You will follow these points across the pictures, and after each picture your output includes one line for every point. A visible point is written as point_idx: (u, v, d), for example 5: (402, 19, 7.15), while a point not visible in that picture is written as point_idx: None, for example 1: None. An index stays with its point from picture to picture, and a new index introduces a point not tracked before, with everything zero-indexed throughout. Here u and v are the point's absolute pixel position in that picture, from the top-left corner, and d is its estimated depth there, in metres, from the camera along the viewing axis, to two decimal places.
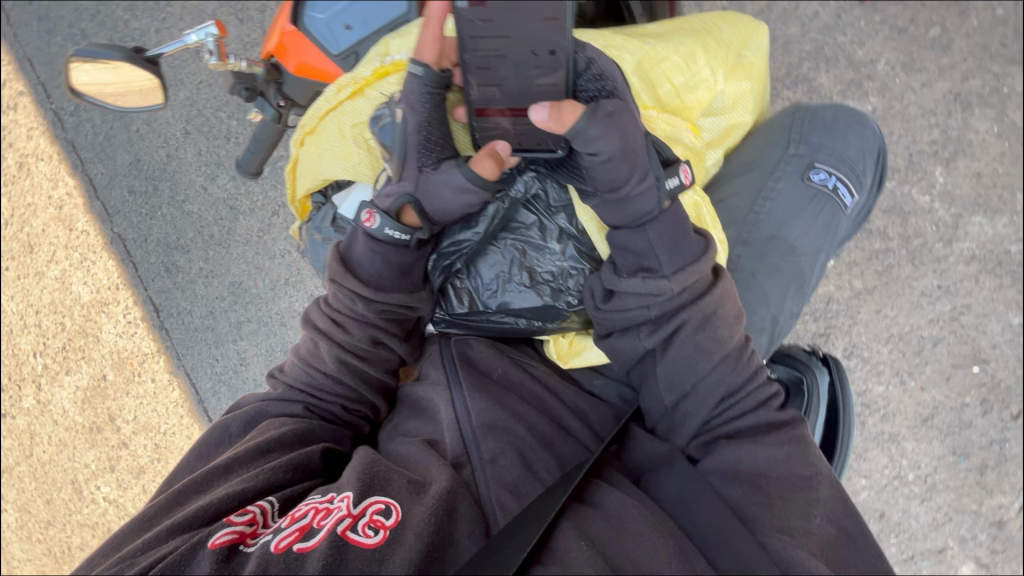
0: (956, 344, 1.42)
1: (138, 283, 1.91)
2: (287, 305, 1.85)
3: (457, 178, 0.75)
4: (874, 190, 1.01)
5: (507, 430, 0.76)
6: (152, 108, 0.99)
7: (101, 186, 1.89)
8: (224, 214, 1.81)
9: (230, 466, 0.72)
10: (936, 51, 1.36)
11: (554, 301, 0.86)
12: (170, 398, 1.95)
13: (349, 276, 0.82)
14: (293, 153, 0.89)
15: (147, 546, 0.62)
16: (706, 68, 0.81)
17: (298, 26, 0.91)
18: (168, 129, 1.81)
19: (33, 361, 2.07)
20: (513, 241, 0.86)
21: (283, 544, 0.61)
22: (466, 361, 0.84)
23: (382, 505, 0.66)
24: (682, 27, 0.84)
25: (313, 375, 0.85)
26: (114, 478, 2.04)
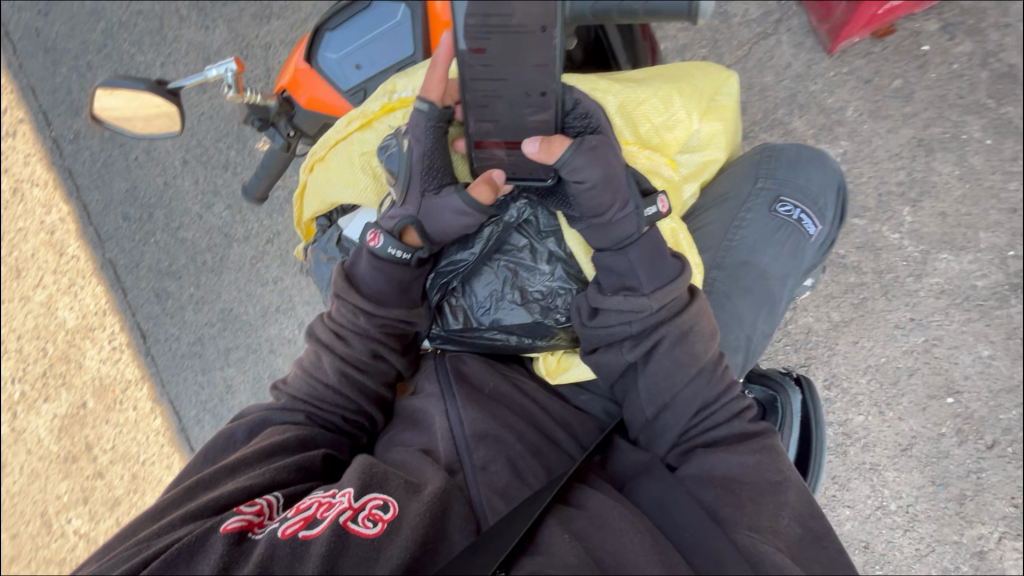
0: (930, 375, 1.47)
1: (126, 308, 1.92)
2: (276, 332, 1.81)
3: (455, 202, 0.80)
4: (836, 223, 1.03)
5: (497, 438, 0.79)
6: (164, 136, 1.04)
7: (95, 212, 1.92)
8: (217, 241, 1.82)
9: (237, 466, 0.75)
10: (899, 100, 1.46)
11: (543, 318, 0.89)
12: (152, 426, 1.92)
13: (352, 291, 0.86)
14: (303, 179, 0.96)
15: (163, 531, 0.66)
16: (682, 110, 0.88)
17: (312, 65, 0.97)
18: (167, 158, 1.84)
19: (12, 388, 2.09)
20: (505, 262, 0.90)
21: (289, 531, 0.64)
22: (459, 375, 0.88)
23: (381, 500, 0.69)
24: (660, 73, 0.92)
25: (314, 386, 0.87)
26: (86, 511, 2.01)
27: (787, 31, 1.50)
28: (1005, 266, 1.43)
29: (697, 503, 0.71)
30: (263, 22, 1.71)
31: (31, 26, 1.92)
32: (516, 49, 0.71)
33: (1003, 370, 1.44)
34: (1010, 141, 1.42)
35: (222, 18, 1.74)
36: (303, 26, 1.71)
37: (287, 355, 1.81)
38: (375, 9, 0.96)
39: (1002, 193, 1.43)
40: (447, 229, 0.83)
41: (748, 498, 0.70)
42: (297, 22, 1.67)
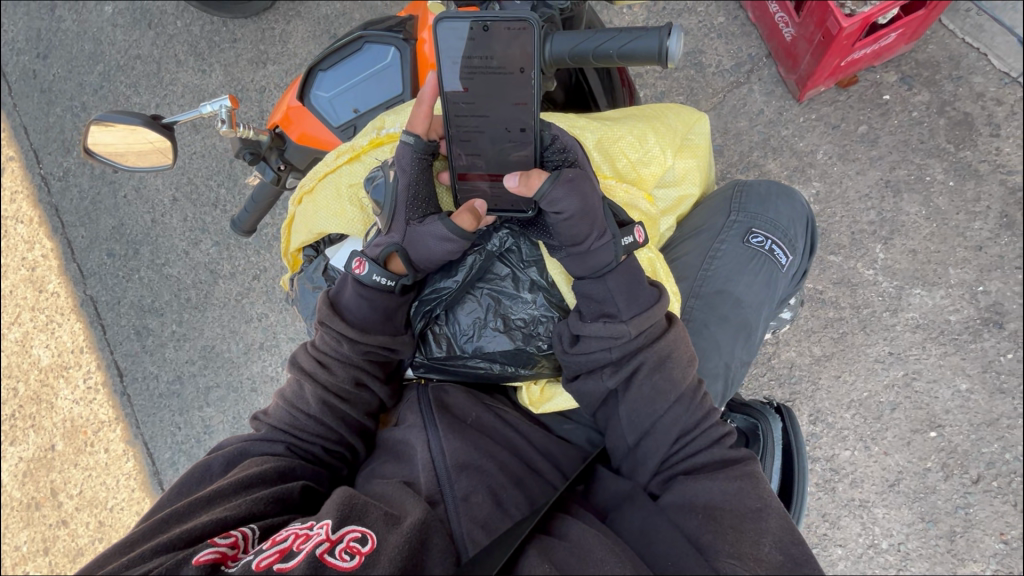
0: (912, 409, 1.48)
1: (104, 345, 1.88)
2: (259, 369, 1.79)
3: (439, 229, 0.82)
4: (806, 254, 1.07)
5: (479, 468, 0.78)
6: (158, 170, 1.05)
7: (79, 249, 1.91)
8: (203, 277, 1.81)
9: (212, 498, 0.73)
10: (865, 144, 1.54)
11: (525, 345, 0.90)
12: (123, 469, 1.85)
13: (337, 318, 0.86)
14: (292, 212, 0.98)
15: (132, 563, 0.63)
16: (657, 147, 0.92)
17: (304, 103, 0.99)
18: (156, 196, 1.85)
19: None
20: (487, 291, 0.91)
21: (264, 564, 0.62)
22: (441, 405, 0.87)
23: (359, 533, 0.67)
24: (634, 113, 0.97)
25: (295, 415, 0.86)
26: (46, 563, 1.90)
27: (759, 81, 1.60)
28: (976, 301, 1.48)
29: (680, 532, 0.70)
30: (259, 67, 1.78)
31: (29, 69, 1.96)
32: (498, 86, 0.77)
33: (982, 404, 1.46)
34: (971, 183, 1.50)
35: (219, 62, 1.81)
36: (299, 70, 1.77)
37: (268, 394, 1.77)
38: (367, 51, 0.99)
39: (967, 232, 1.49)
40: (429, 251, 0.84)
41: (728, 526, 0.69)
42: (292, 67, 1.74)
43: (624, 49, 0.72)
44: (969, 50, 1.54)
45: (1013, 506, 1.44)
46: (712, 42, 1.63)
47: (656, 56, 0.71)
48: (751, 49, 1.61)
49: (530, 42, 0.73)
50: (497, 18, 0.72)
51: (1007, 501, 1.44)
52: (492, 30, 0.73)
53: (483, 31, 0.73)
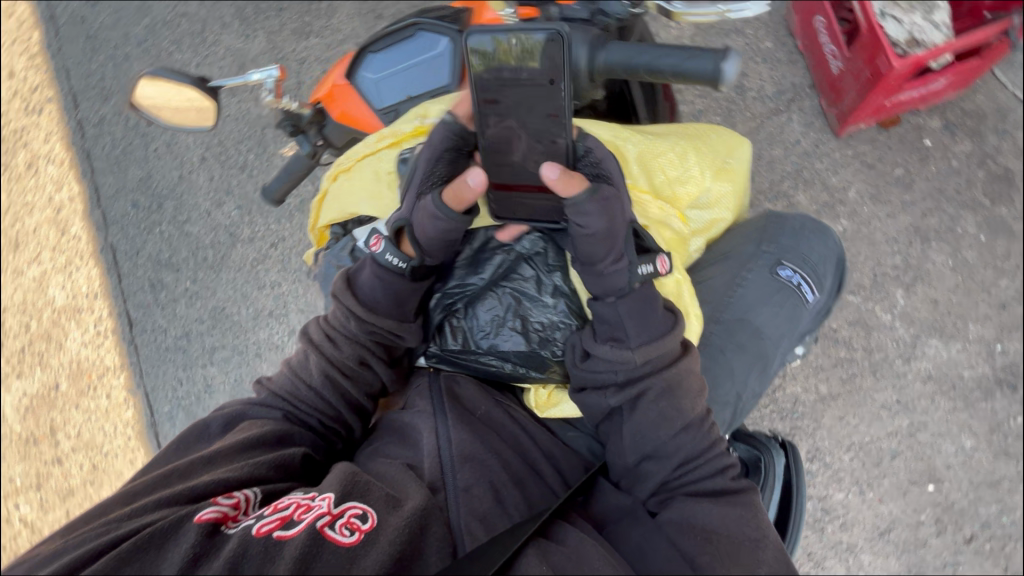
0: (913, 460, 1.46)
1: (118, 294, 1.90)
2: (264, 336, 1.81)
3: (447, 215, 0.81)
4: (832, 292, 1.07)
5: (483, 462, 0.78)
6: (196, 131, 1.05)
7: (105, 196, 1.94)
8: (221, 239, 1.84)
9: (214, 458, 0.74)
10: (899, 187, 1.52)
11: (540, 348, 0.89)
12: (122, 416, 1.88)
13: (349, 293, 0.87)
14: (325, 187, 0.98)
15: (135, 513, 0.65)
16: (696, 167, 0.91)
17: (351, 82, 1.00)
18: (186, 153, 1.90)
19: None
20: (510, 290, 0.90)
21: (264, 529, 0.64)
22: (452, 395, 0.88)
23: (360, 510, 0.69)
24: (675, 131, 0.96)
25: (297, 385, 0.87)
26: (37, 497, 1.94)
27: (798, 111, 1.58)
28: (992, 359, 1.46)
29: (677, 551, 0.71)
30: (302, 38, 1.79)
31: (78, 14, 2.00)
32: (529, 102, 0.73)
33: (985, 463, 1.45)
34: (1002, 240, 1.49)
35: (263, 29, 1.83)
36: (339, 46, 1.78)
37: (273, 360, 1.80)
38: (419, 39, 0.98)
39: (992, 288, 1.48)
40: (433, 236, 0.83)
41: (725, 553, 0.69)
42: (334, 42, 1.75)
43: (679, 67, 0.63)
44: (1017, 105, 1.54)
45: (1003, 570, 1.42)
46: (756, 66, 1.62)
47: (709, 80, 0.62)
48: (794, 78, 1.60)
49: (557, 52, 0.68)
50: (529, 29, 0.67)
51: (997, 564, 1.42)
52: (525, 43, 0.68)
53: (512, 43, 0.69)
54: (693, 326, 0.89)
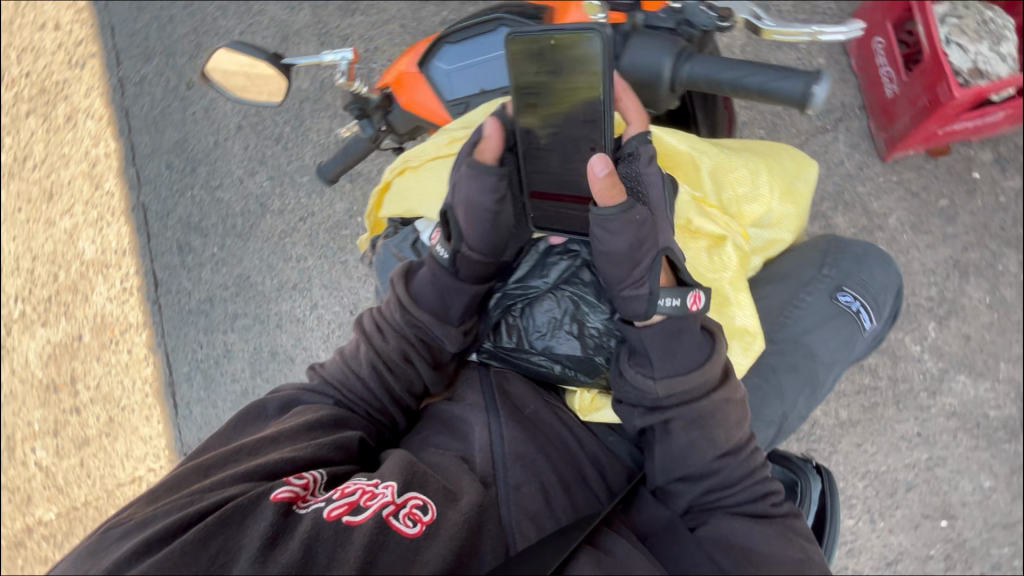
0: (928, 494, 1.46)
1: (146, 254, 1.93)
2: (287, 308, 1.83)
3: (488, 184, 0.81)
4: (890, 322, 1.07)
5: (534, 463, 0.79)
6: (270, 106, 1.06)
7: (141, 155, 1.96)
8: (252, 208, 1.86)
9: (279, 437, 0.77)
10: (942, 219, 1.50)
11: (594, 354, 0.90)
12: (141, 373, 1.91)
13: (400, 282, 0.89)
14: (389, 179, 1.01)
15: (215, 486, 0.69)
16: (766, 186, 0.91)
17: (422, 70, 0.95)
18: (224, 119, 1.90)
19: (11, 305, 2.05)
20: (569, 293, 0.91)
21: (334, 514, 0.66)
22: (504, 392, 0.89)
23: (421, 501, 0.70)
24: (748, 148, 0.95)
25: (348, 373, 0.89)
26: (54, 443, 1.97)
27: (845, 131, 1.54)
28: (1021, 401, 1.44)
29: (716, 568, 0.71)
30: (347, 15, 1.79)
31: None
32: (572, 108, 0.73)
33: (1001, 505, 1.43)
34: None
35: (308, 2, 1.83)
36: (383, 26, 1.78)
37: (293, 333, 1.81)
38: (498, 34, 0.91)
39: None
40: (473, 205, 0.83)
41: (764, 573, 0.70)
42: (379, 22, 1.75)
43: (766, 85, 0.66)
44: None
45: None
46: None
47: (798, 99, 0.65)
48: (845, 97, 1.56)
49: (596, 54, 0.67)
50: (563, 30, 0.66)
51: None
52: (558, 45, 0.67)
53: (551, 46, 0.68)
54: (756, 344, 0.86)
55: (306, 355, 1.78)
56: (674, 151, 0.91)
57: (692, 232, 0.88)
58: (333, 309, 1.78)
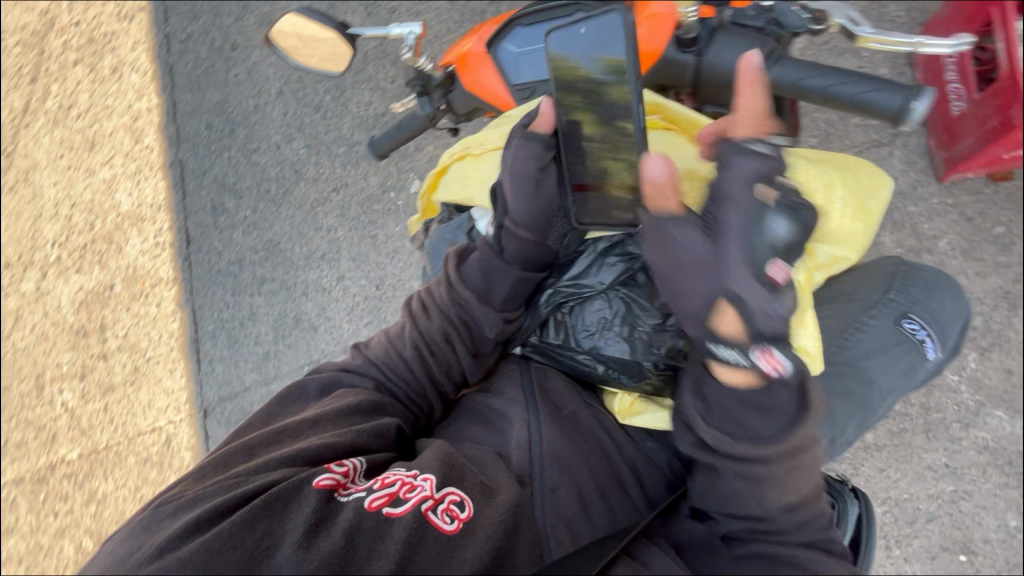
0: (950, 527, 1.42)
1: (180, 211, 1.96)
2: (314, 277, 1.84)
3: (533, 151, 0.83)
4: (952, 353, 1.03)
5: (571, 466, 0.80)
6: (325, 75, 1.05)
7: (182, 113, 1.98)
8: (286, 174, 1.87)
9: (319, 420, 0.78)
10: (996, 247, 1.43)
11: (643, 358, 0.86)
12: (168, 327, 1.94)
13: (451, 260, 0.91)
14: (446, 166, 1.04)
15: (259, 469, 0.71)
16: (841, 201, 0.85)
17: (490, 51, 0.91)
18: (265, 83, 1.90)
19: (48, 250, 2.09)
20: (623, 294, 0.89)
21: (375, 505, 0.69)
22: (545, 391, 0.88)
23: (458, 497, 0.72)
24: (829, 162, 0.89)
25: (390, 354, 0.90)
26: (80, 386, 2.00)
27: (902, 147, 1.48)
28: None
29: None
30: None
31: None
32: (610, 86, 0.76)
33: None
34: None
35: None
36: None
37: (318, 302, 1.82)
38: None
39: None
40: (516, 171, 0.84)
41: None
42: None
43: (863, 97, 0.74)
44: None
45: None
46: None
47: (893, 114, 0.73)
48: None
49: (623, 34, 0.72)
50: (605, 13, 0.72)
51: None
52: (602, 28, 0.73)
53: (582, 32, 0.74)
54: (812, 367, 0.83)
55: (329, 326, 1.79)
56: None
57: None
58: (359, 282, 1.78)
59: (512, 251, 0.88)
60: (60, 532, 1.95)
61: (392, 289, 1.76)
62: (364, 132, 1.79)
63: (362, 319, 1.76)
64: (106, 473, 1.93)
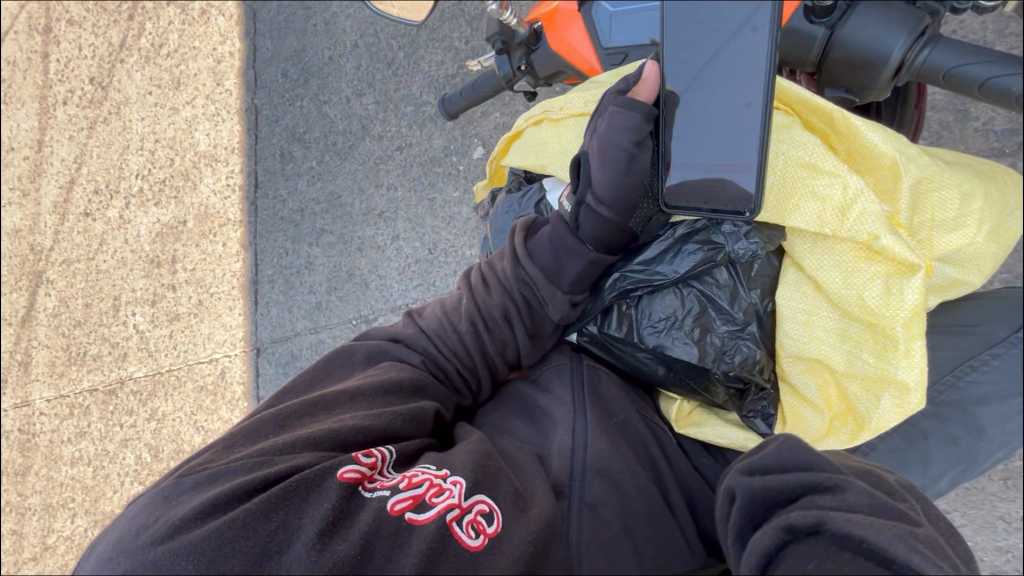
0: None
1: (251, 155, 2.01)
2: (370, 234, 1.84)
3: (631, 121, 0.76)
4: None
5: (618, 482, 0.72)
6: (403, 24, 1.02)
7: (261, 59, 2.00)
8: (354, 129, 1.86)
9: (356, 395, 0.75)
10: None
11: (713, 364, 0.84)
12: (231, 267, 2.01)
13: (519, 233, 0.87)
14: (523, 129, 1.02)
15: (283, 449, 0.66)
16: (976, 218, 0.73)
17: (581, 9, 0.84)
18: (341, 35, 1.89)
19: (132, 181, 2.19)
20: (697, 292, 0.86)
21: (398, 508, 0.64)
22: (596, 395, 0.82)
23: (487, 508, 0.66)
24: (970, 165, 0.78)
25: (444, 327, 0.86)
26: (150, 311, 2.12)
27: None
28: None
29: None
30: None
31: None
32: (715, 56, 0.67)
33: None
34: None
35: None
36: None
37: (372, 259, 1.83)
38: None
39: None
40: (608, 143, 0.78)
41: None
42: None
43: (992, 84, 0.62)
44: None
45: None
46: None
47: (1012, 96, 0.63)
48: None
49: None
50: None
51: None
52: None
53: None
54: (914, 403, 0.74)
55: (380, 283, 1.80)
56: (872, 152, 0.76)
57: (871, 252, 0.76)
58: (413, 244, 1.77)
59: (588, 230, 0.82)
60: (124, 442, 2.11)
61: (444, 254, 1.74)
62: (433, 92, 1.75)
63: (412, 281, 1.76)
64: (167, 395, 2.06)
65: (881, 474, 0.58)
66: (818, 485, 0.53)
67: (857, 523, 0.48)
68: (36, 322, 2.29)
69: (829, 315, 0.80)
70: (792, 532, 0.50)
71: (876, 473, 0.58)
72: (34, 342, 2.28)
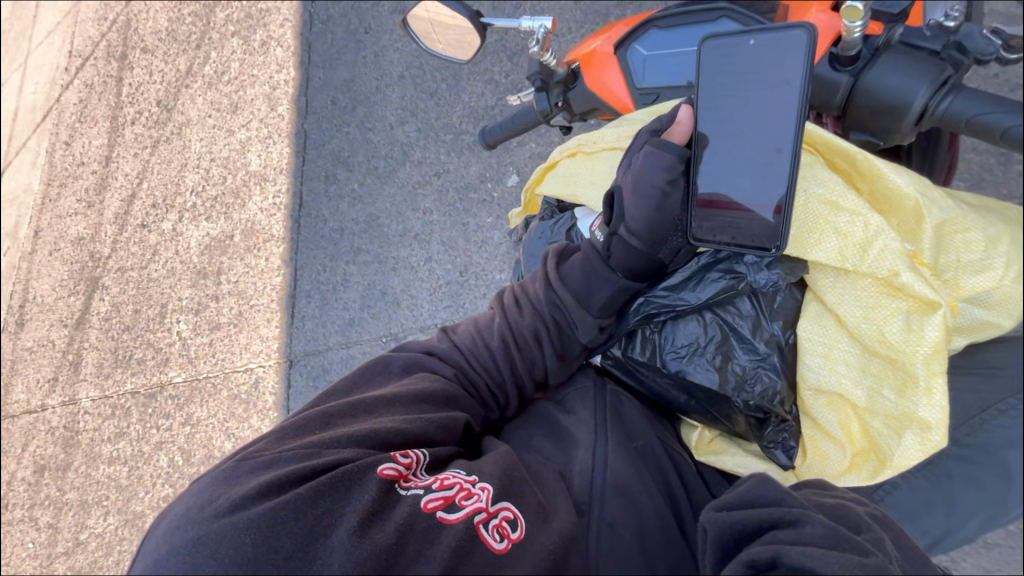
0: None
1: (298, 175, 2.13)
2: (404, 255, 1.92)
3: (665, 161, 0.79)
4: None
5: (636, 501, 0.74)
6: (450, 59, 1.09)
7: (313, 87, 2.15)
8: (396, 154, 1.96)
9: (395, 400, 0.79)
10: None
11: (733, 394, 0.85)
12: (272, 280, 2.11)
13: (552, 258, 0.91)
14: (555, 161, 1.07)
15: (328, 444, 0.70)
16: (1005, 260, 0.73)
17: (617, 52, 0.89)
18: (389, 67, 2.01)
19: (187, 197, 2.35)
20: (718, 321, 0.87)
21: (430, 506, 0.67)
22: (617, 418, 0.84)
23: (511, 515, 0.68)
24: (996, 208, 0.79)
25: (477, 343, 0.90)
26: (193, 319, 2.24)
27: None
28: None
29: None
30: None
31: None
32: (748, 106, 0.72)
33: None
34: None
35: None
36: None
37: (405, 279, 1.90)
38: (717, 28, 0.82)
39: None
40: (642, 179, 0.82)
41: None
42: None
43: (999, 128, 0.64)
44: None
45: None
46: None
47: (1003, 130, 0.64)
48: None
49: (799, 54, 0.67)
50: (767, 27, 0.69)
51: None
52: (759, 42, 0.70)
53: (751, 45, 0.70)
54: (936, 440, 0.72)
55: (411, 303, 1.87)
56: (895, 194, 0.78)
57: (892, 289, 0.77)
58: (445, 266, 1.83)
59: (618, 258, 0.85)
60: (159, 444, 2.20)
61: (475, 277, 1.80)
62: (473, 122, 1.84)
63: (442, 302, 1.82)
64: (202, 401, 2.15)
65: (845, 508, 0.63)
66: (780, 521, 0.58)
67: (808, 557, 0.53)
68: (87, 325, 2.43)
69: (849, 349, 0.80)
70: (753, 567, 0.55)
71: (840, 507, 0.63)
72: (84, 344, 2.42)
